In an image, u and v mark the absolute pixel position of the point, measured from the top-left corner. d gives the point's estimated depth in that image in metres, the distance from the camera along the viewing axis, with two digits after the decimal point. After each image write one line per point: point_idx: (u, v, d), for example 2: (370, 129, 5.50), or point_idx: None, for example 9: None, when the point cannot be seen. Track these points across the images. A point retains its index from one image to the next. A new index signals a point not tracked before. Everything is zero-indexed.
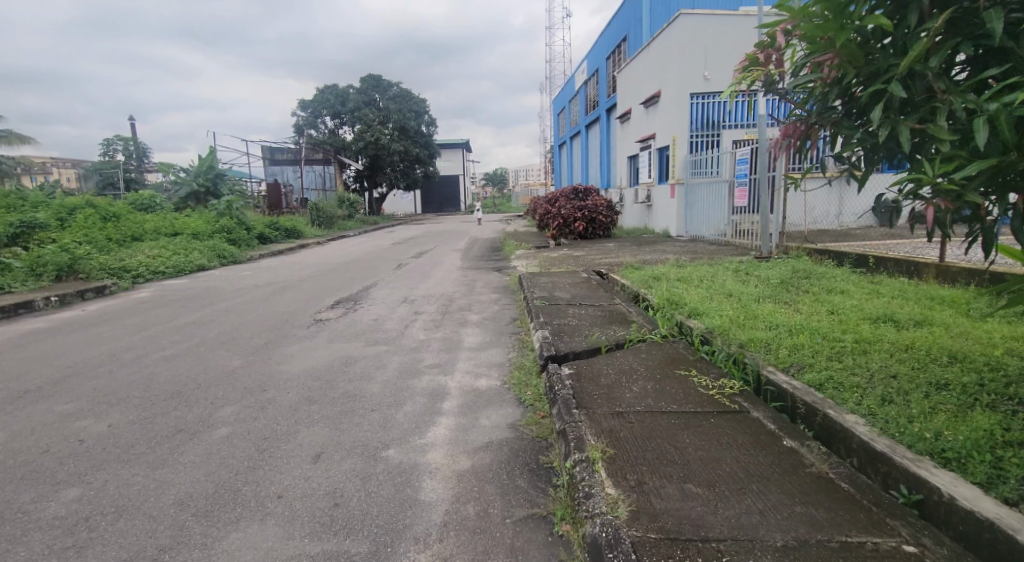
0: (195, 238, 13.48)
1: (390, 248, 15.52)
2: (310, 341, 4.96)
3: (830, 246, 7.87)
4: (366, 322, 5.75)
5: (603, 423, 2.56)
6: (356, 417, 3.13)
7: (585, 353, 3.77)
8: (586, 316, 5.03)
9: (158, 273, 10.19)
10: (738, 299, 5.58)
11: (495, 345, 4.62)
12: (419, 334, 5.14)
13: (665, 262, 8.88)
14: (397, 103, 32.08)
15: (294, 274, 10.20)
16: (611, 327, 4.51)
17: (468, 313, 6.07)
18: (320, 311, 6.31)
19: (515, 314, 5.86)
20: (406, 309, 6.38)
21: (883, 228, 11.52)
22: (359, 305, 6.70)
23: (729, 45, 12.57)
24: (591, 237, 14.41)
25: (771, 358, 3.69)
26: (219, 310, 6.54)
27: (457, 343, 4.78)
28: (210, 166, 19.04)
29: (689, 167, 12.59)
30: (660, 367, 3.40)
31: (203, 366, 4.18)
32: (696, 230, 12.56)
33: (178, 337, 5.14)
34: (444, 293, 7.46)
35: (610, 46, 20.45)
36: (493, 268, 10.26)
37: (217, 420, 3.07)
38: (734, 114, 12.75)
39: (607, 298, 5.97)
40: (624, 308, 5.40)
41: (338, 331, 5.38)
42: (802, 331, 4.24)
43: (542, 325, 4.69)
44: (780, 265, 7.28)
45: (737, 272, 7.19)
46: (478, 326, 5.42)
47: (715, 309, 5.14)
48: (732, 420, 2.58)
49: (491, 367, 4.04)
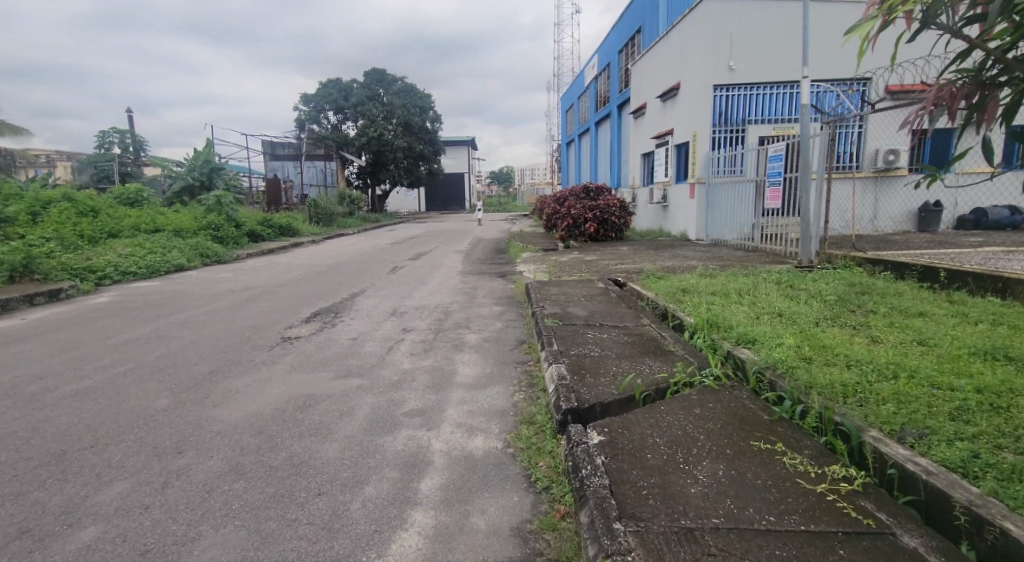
0: (177, 236, 12.53)
1: (388, 248, 14.54)
2: (269, 370, 4.00)
3: (884, 255, 6.87)
4: (343, 342, 4.78)
5: (668, 559, 1.61)
6: (292, 508, 2.16)
7: (613, 407, 2.81)
8: (609, 343, 4.06)
9: (129, 273, 9.25)
10: (794, 321, 4.58)
11: (496, 382, 3.65)
12: (403, 362, 4.16)
13: (692, 270, 7.89)
14: (401, 98, 31.28)
15: (278, 277, 9.25)
16: (645, 361, 3.54)
17: (466, 332, 5.11)
18: (291, 326, 5.34)
19: (522, 335, 4.90)
20: (393, 325, 5.41)
21: (925, 234, 10.55)
22: (339, 319, 5.73)
23: (760, 33, 11.35)
24: (603, 239, 13.42)
25: (871, 415, 2.70)
26: (175, 323, 5.59)
27: (450, 376, 3.81)
28: (206, 159, 18.11)
29: (710, 165, 11.58)
30: (730, 433, 2.43)
31: (117, 408, 3.21)
32: (718, 234, 11.56)
33: (107, 361, 4.17)
34: (439, 304, 6.50)
35: (622, 39, 19.47)
36: (496, 274, 9.29)
37: (90, 511, 2.11)
38: (763, 107, 11.65)
39: (633, 317, 4.98)
40: (656, 332, 4.40)
41: (307, 355, 4.41)
42: (897, 371, 3.24)
43: (556, 356, 3.71)
44: (831, 278, 6.27)
45: (781, 285, 6.20)
46: (477, 351, 4.46)
47: (768, 335, 4.15)
48: (874, 555, 1.61)
49: (491, 417, 3.07)
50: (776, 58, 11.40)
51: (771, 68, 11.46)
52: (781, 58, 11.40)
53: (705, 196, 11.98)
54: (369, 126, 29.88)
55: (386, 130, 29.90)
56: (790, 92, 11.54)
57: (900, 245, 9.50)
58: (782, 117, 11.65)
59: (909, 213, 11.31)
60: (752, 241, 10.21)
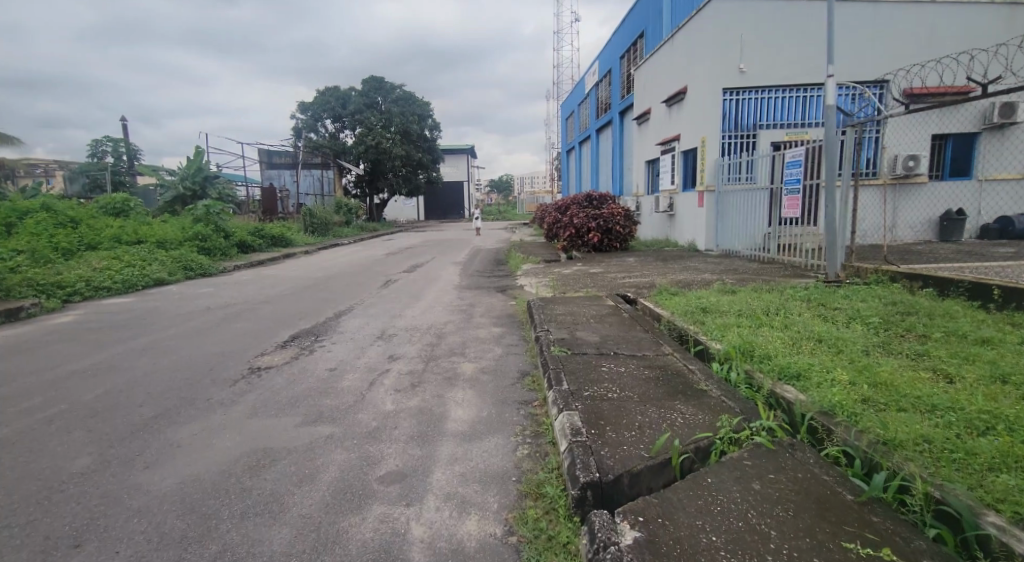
0: (161, 247, 11.92)
1: (383, 259, 13.89)
2: (224, 412, 3.35)
3: (919, 269, 6.29)
4: (318, 375, 4.13)
5: None
6: None
7: (642, 474, 2.22)
8: (629, 379, 3.44)
9: (102, 288, 8.63)
10: (840, 349, 3.96)
11: (493, 431, 3.03)
12: (385, 402, 3.52)
13: (709, 284, 7.29)
14: (400, 105, 30.77)
15: (263, 292, 8.64)
16: (675, 408, 2.89)
17: (460, 360, 4.49)
18: (263, 354, 4.71)
19: (525, 365, 4.28)
20: (379, 352, 4.77)
21: (949, 244, 9.94)
22: (319, 343, 5.11)
23: (772, 33, 10.79)
24: (607, 250, 12.83)
25: (986, 488, 2.10)
26: (135, 349, 4.96)
27: (438, 423, 3.18)
28: (199, 168, 17.54)
29: (720, 172, 11.00)
30: (813, 528, 1.82)
31: (22, 470, 2.59)
32: (728, 245, 10.95)
33: (37, 401, 3.55)
34: (432, 325, 5.87)
35: (624, 44, 18.98)
36: (495, 288, 8.68)
37: None
38: (775, 112, 11.08)
39: (651, 343, 4.37)
40: (681, 363, 3.78)
41: (274, 392, 3.76)
42: (1000, 424, 2.60)
43: (566, 398, 3.09)
44: (866, 296, 5.67)
45: (811, 303, 5.58)
46: (473, 386, 3.84)
47: (818, 369, 3.52)
48: None
49: (489, 484, 2.45)
50: (790, 59, 10.80)
51: (784, 71, 10.87)
52: (795, 60, 10.81)
53: (714, 205, 11.38)
54: (367, 134, 29.35)
55: (384, 138, 29.36)
56: (804, 96, 10.94)
57: (926, 256, 8.92)
58: (796, 122, 11.05)
59: (930, 221, 10.69)
60: (767, 252, 9.60)
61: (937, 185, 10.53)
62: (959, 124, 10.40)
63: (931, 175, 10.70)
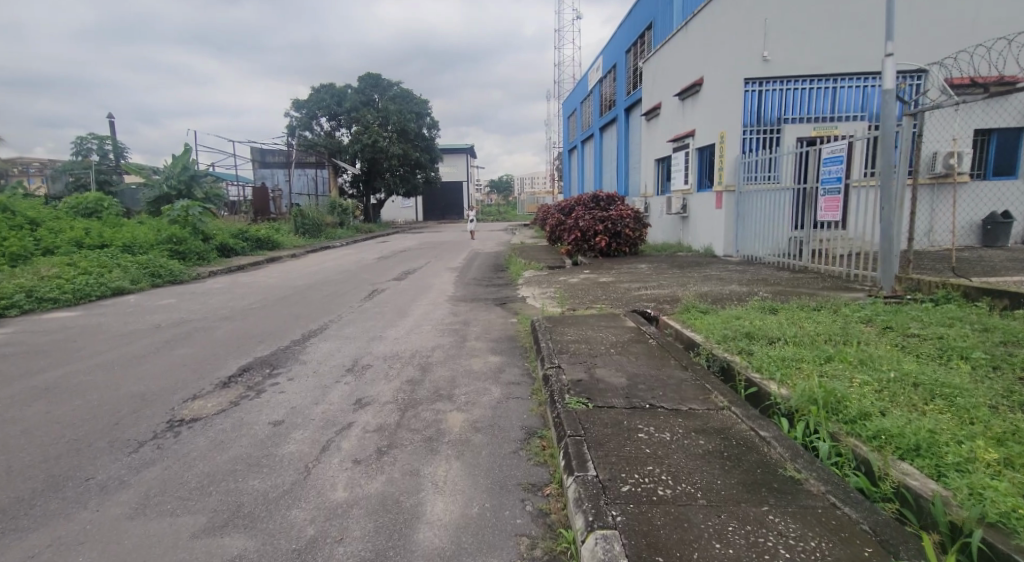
0: (129, 252, 10.89)
1: (373, 264, 12.83)
2: (100, 506, 2.33)
3: (997, 284, 5.31)
4: (256, 433, 3.09)
5: None
6: None
7: None
8: (681, 455, 2.40)
9: (47, 300, 7.61)
10: (956, 405, 2.91)
11: (488, 551, 2.00)
12: (335, 486, 2.49)
13: (740, 298, 6.28)
14: (397, 103, 29.68)
15: (229, 305, 7.61)
16: (771, 523, 1.87)
17: (447, 408, 3.45)
18: (194, 398, 3.67)
19: (529, 420, 3.23)
20: (344, 396, 3.71)
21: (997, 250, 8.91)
22: (272, 380, 4.08)
23: (799, 17, 9.76)
24: (615, 255, 11.81)
25: None
26: (35, 389, 3.92)
27: (407, 529, 2.15)
28: (183, 166, 16.37)
29: (740, 170, 9.97)
30: None
31: None
32: (751, 250, 9.90)
33: None
34: (415, 351, 4.85)
35: (631, 36, 17.90)
36: (493, 300, 7.64)
37: None
38: (801, 105, 10.04)
39: (693, 388, 3.34)
40: (744, 425, 2.73)
41: (187, 464, 2.72)
42: None
43: (596, 497, 2.05)
44: (943, 319, 4.66)
45: (880, 329, 4.54)
46: (461, 454, 2.80)
47: (947, 438, 2.48)
48: None
49: None
50: (818, 45, 9.75)
51: (813, 58, 9.81)
52: (825, 47, 9.75)
53: (734, 206, 10.34)
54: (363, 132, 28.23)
55: (381, 137, 28.38)
56: (832, 87, 9.92)
57: (981, 264, 7.83)
58: (825, 115, 9.98)
59: (972, 225, 9.63)
60: (796, 259, 8.56)
61: (982, 184, 9.48)
62: (1004, 117, 9.35)
63: (972, 173, 9.60)
